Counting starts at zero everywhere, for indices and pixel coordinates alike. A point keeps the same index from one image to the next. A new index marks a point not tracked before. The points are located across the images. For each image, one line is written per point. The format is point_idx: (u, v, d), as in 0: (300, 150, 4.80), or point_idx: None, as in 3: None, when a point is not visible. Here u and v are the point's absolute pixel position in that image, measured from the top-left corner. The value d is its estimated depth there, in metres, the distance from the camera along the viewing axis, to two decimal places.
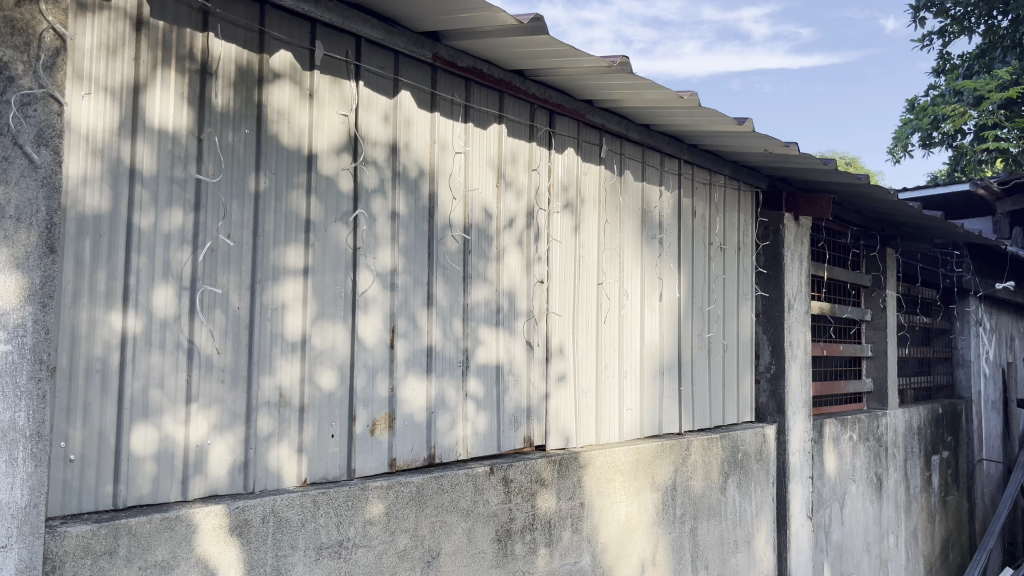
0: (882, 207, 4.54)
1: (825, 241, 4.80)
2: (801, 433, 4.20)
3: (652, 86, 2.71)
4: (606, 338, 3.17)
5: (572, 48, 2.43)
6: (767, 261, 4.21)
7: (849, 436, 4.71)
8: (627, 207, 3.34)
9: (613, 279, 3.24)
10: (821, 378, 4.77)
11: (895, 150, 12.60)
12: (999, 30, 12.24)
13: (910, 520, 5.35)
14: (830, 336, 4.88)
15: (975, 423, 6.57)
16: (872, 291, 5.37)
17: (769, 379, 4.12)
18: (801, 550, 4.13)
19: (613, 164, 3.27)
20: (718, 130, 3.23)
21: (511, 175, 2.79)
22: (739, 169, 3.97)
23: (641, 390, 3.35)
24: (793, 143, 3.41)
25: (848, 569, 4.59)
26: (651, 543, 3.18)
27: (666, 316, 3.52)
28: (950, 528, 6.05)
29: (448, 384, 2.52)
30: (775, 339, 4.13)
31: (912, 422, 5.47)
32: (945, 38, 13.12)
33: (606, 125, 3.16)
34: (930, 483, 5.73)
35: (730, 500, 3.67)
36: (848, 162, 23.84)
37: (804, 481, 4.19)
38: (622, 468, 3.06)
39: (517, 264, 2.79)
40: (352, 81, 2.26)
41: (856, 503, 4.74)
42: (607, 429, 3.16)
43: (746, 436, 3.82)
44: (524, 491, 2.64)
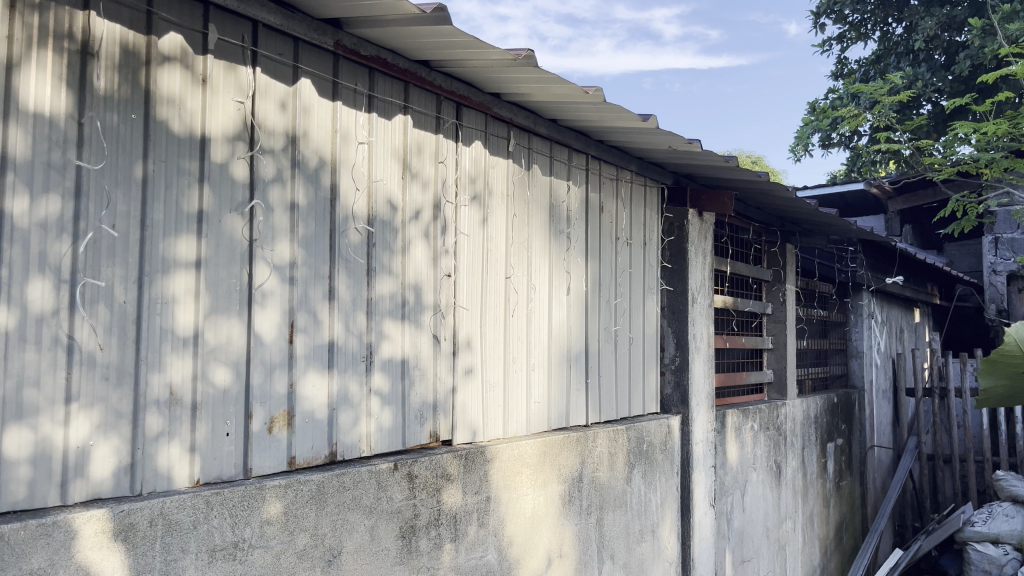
0: (782, 204, 4.70)
1: (728, 236, 4.94)
2: (704, 423, 4.31)
3: (558, 81, 2.72)
4: (514, 332, 3.18)
5: (477, 40, 2.40)
6: (672, 256, 4.31)
7: (750, 425, 4.86)
8: (536, 202, 3.35)
9: (521, 273, 3.24)
10: (724, 369, 4.90)
11: (797, 150, 13.12)
12: (893, 37, 12.96)
13: (806, 505, 5.57)
14: (731, 329, 5.02)
15: (868, 410, 6.89)
16: (772, 285, 5.55)
17: (674, 371, 4.22)
18: (704, 539, 4.24)
19: (521, 158, 3.27)
20: (622, 126, 3.28)
21: (417, 166, 2.74)
22: (646, 165, 4.04)
23: (549, 381, 3.37)
24: (696, 140, 3.48)
25: (748, 555, 4.74)
26: (558, 535, 3.20)
27: (574, 309, 3.55)
28: (844, 512, 6.33)
29: (351, 379, 2.47)
30: (679, 332, 4.22)
31: (809, 411, 5.69)
32: (844, 44, 13.78)
33: (514, 118, 3.16)
34: (826, 470, 5.98)
35: (635, 490, 3.73)
36: (755, 161, 24.76)
37: (706, 470, 4.30)
38: (528, 460, 3.07)
39: (423, 257, 2.75)
40: (248, 67, 2.19)
41: (756, 491, 4.89)
42: (514, 422, 3.16)
43: (651, 427, 3.90)
44: (429, 487, 2.61)
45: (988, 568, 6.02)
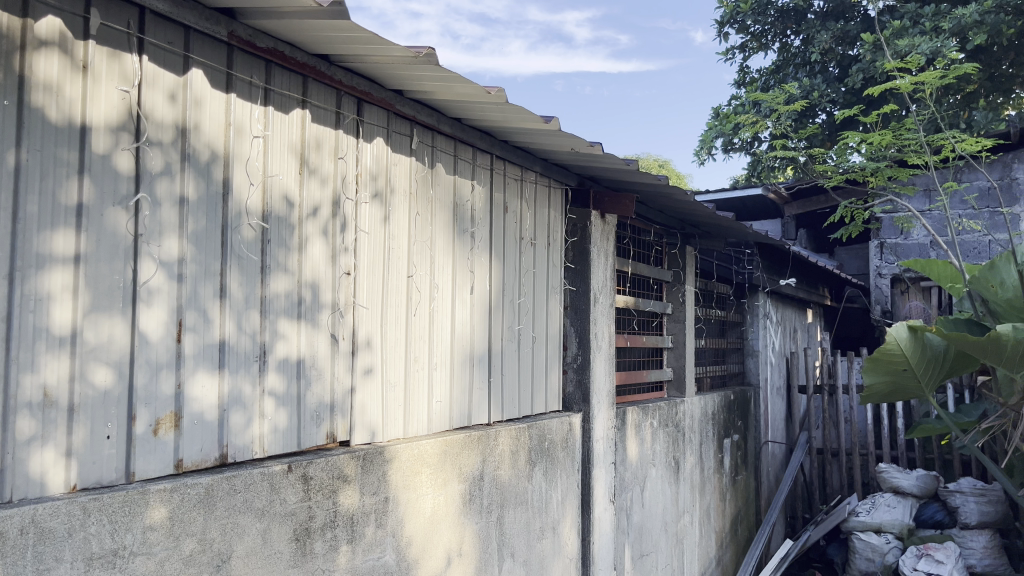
0: (681, 207, 4.83)
1: (629, 238, 5.04)
2: (604, 421, 4.39)
3: (460, 80, 2.71)
4: (415, 331, 3.16)
5: (377, 37, 2.38)
6: (575, 256, 4.37)
7: (650, 423, 4.98)
8: (439, 201, 3.33)
9: (423, 272, 3.22)
10: (625, 368, 5.00)
11: (701, 153, 13.52)
12: (792, 48, 13.54)
13: (703, 499, 5.74)
14: (632, 329, 5.15)
15: (762, 407, 7.17)
16: (672, 286, 5.71)
17: (576, 369, 4.28)
18: (604, 534, 4.31)
19: (424, 156, 3.25)
20: (525, 127, 3.30)
21: (315, 162, 2.69)
22: (550, 166, 4.08)
23: (451, 381, 3.37)
24: (598, 143, 3.54)
25: (646, 548, 4.85)
26: (458, 534, 3.20)
27: (477, 308, 3.56)
28: (739, 505, 6.56)
29: (243, 380, 2.40)
30: (582, 331, 4.29)
31: (707, 408, 5.87)
32: (745, 53, 14.27)
33: (417, 116, 3.14)
34: (722, 465, 6.18)
35: (536, 488, 3.77)
36: (661, 164, 25.42)
37: (607, 466, 4.39)
38: (428, 460, 3.05)
39: (321, 255, 2.70)
40: (134, 55, 2.10)
41: (655, 486, 5.01)
42: (415, 422, 3.14)
43: (552, 425, 3.95)
44: (325, 488, 2.57)
45: (871, 556, 6.32)
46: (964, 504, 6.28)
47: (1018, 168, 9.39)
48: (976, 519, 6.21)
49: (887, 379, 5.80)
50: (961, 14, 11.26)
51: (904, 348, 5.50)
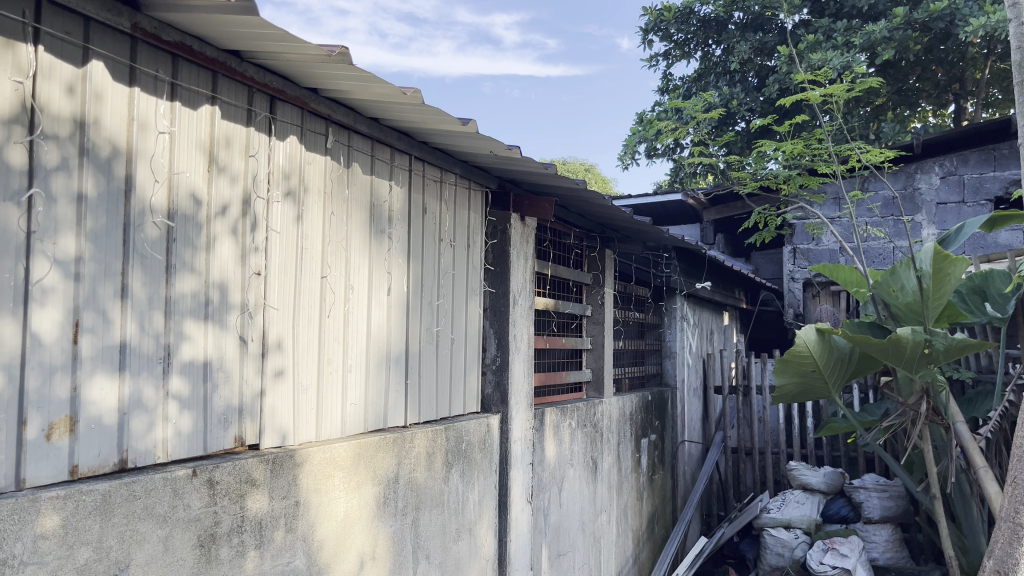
0: (600, 211, 4.90)
1: (549, 240, 5.09)
2: (522, 422, 4.42)
3: (375, 79, 2.69)
4: (329, 332, 3.12)
5: (288, 34, 2.34)
6: (495, 258, 4.39)
7: (568, 423, 5.03)
8: (355, 200, 3.30)
9: (338, 272, 3.19)
10: (544, 369, 5.05)
11: (625, 158, 13.77)
12: (713, 57, 13.92)
13: (620, 498, 5.84)
14: (551, 331, 5.22)
15: (679, 407, 7.34)
16: (592, 288, 5.79)
17: (494, 371, 4.30)
18: (520, 535, 4.34)
19: (340, 155, 3.21)
20: (443, 129, 3.31)
21: (224, 160, 2.63)
22: (470, 168, 4.09)
23: (366, 382, 3.34)
24: (516, 146, 3.57)
25: (563, 548, 4.91)
26: (372, 537, 3.18)
27: (394, 309, 3.54)
28: (656, 503, 6.70)
29: (146, 383, 2.33)
30: (500, 333, 4.31)
31: (624, 409, 5.98)
32: (669, 60, 14.59)
33: (332, 115, 3.11)
34: (639, 464, 6.29)
35: (452, 490, 3.77)
36: (587, 167, 25.75)
37: (524, 467, 4.42)
38: (341, 463, 3.02)
39: (230, 254, 2.65)
40: (29, 45, 2.02)
41: (572, 486, 5.07)
42: (328, 425, 3.10)
43: (469, 426, 3.95)
44: (232, 493, 2.51)
45: (781, 551, 6.52)
46: (867, 500, 6.55)
47: (920, 179, 9.89)
48: (878, 514, 6.47)
49: (796, 379, 6.00)
50: (871, 30, 11.78)
51: (812, 350, 5.71)
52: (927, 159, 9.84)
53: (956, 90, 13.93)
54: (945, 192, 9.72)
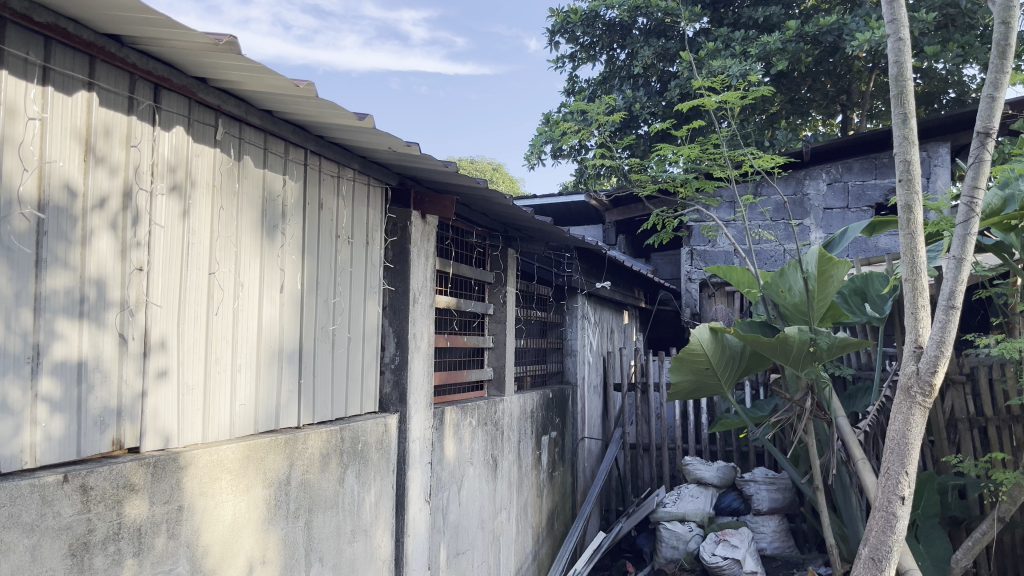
0: (502, 210, 4.92)
1: (451, 239, 5.08)
2: (421, 421, 4.40)
3: (266, 70, 2.61)
4: (216, 330, 3.02)
5: (172, 20, 2.24)
6: (394, 256, 4.35)
7: (468, 422, 5.03)
8: (246, 194, 3.20)
9: (227, 269, 3.08)
10: (444, 368, 5.03)
11: (531, 157, 13.89)
12: (617, 61, 14.23)
13: (520, 496, 5.88)
14: (452, 329, 5.20)
15: (580, 405, 7.46)
16: (494, 287, 5.81)
17: (393, 370, 4.25)
18: (418, 535, 4.31)
19: (230, 147, 3.11)
20: (340, 124, 3.25)
21: (102, 150, 2.51)
22: (368, 164, 4.03)
23: (256, 382, 3.24)
24: (416, 143, 3.54)
25: (462, 546, 4.90)
26: (261, 541, 3.09)
27: (287, 307, 3.45)
28: (556, 500, 6.78)
29: (12, 384, 2.19)
30: (400, 332, 4.27)
31: (525, 407, 6.03)
32: (575, 63, 14.81)
33: (223, 106, 3.00)
34: (540, 461, 6.36)
35: (348, 491, 3.70)
36: (495, 167, 25.86)
37: (422, 467, 4.38)
38: (228, 466, 2.93)
39: (108, 249, 2.52)
40: None
41: (472, 485, 5.07)
42: (215, 426, 3.00)
43: (366, 426, 3.90)
44: (108, 499, 2.40)
45: (675, 543, 6.68)
46: (757, 492, 6.85)
47: (808, 184, 10.34)
48: (767, 505, 6.78)
49: (690, 376, 6.18)
50: (766, 41, 12.28)
51: (706, 348, 5.90)
52: (815, 166, 10.31)
53: (843, 102, 14.69)
54: (831, 198, 10.21)
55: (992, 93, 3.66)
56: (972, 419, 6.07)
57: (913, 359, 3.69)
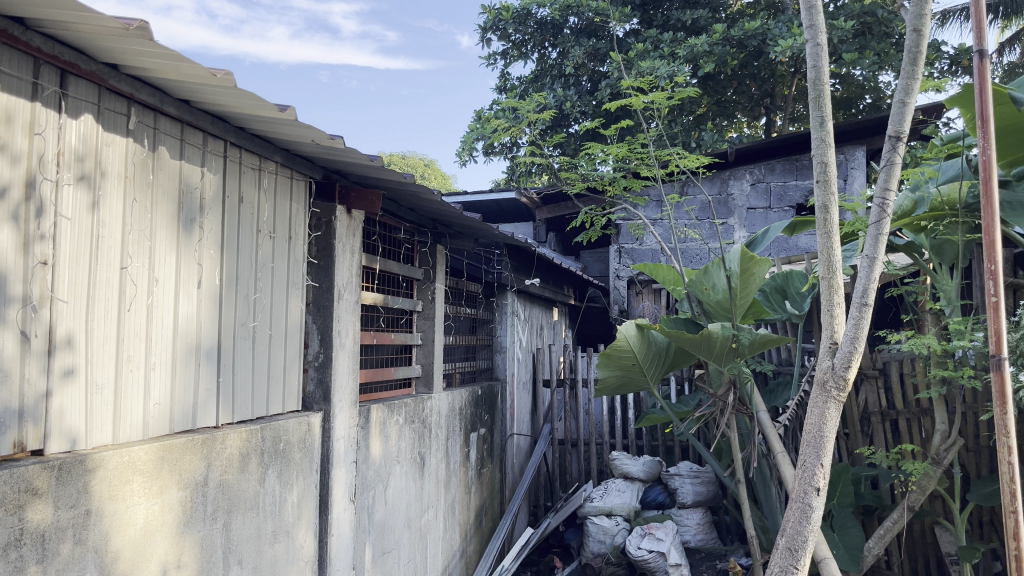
0: (430, 206, 4.88)
1: (378, 234, 5.01)
2: (346, 420, 4.33)
3: (181, 59, 2.52)
4: (128, 327, 2.91)
5: (78, 3, 2.14)
6: (318, 252, 4.27)
7: (395, 420, 4.99)
8: (161, 186, 3.09)
9: (140, 263, 2.97)
10: (371, 365, 4.97)
11: (462, 153, 13.87)
12: (549, 60, 14.31)
13: (448, 493, 5.86)
14: (380, 326, 5.13)
15: (509, 401, 7.48)
16: (422, 284, 5.76)
17: (317, 368, 4.17)
18: (342, 534, 4.24)
19: (144, 138, 3.00)
20: (261, 115, 3.16)
21: (3, 137, 2.38)
22: (292, 157, 3.94)
23: (171, 380, 3.14)
24: (340, 137, 3.48)
25: (388, 545, 4.85)
26: (176, 545, 2.99)
27: (205, 303, 3.35)
28: (484, 496, 6.78)
29: None
30: (324, 328, 4.20)
31: (454, 404, 6.01)
32: (506, 60, 14.81)
33: (136, 94, 2.89)
34: (468, 458, 6.33)
35: (268, 491, 3.62)
36: (427, 163, 25.70)
37: (347, 466, 4.32)
38: (141, 467, 2.82)
39: (9, 242, 2.39)
40: None
41: (398, 483, 5.02)
42: (127, 426, 2.89)
43: (288, 425, 3.82)
44: (8, 504, 2.27)
45: (602, 538, 6.76)
46: (682, 485, 7.02)
47: (733, 185, 10.59)
48: (691, 499, 6.95)
49: (617, 372, 6.26)
50: (694, 43, 12.52)
51: (632, 345, 5.98)
52: (739, 167, 10.57)
53: (767, 105, 15.12)
54: (754, 198, 10.49)
55: (903, 98, 3.80)
56: (884, 413, 6.32)
57: (828, 355, 3.81)
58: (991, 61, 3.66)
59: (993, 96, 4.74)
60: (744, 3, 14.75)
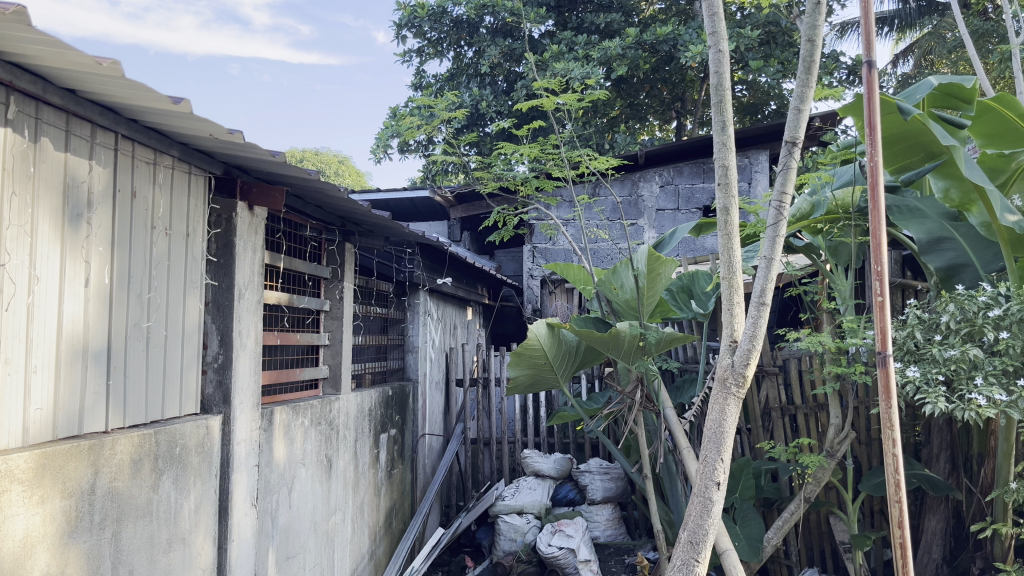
0: (336, 203, 4.80)
1: (283, 232, 4.90)
2: (248, 422, 4.21)
3: (63, 46, 2.40)
4: (6, 328, 2.74)
5: None
6: (218, 249, 4.14)
7: (300, 422, 4.89)
8: (44, 179, 2.93)
9: (20, 260, 2.81)
10: (275, 367, 4.85)
11: (377, 150, 13.71)
12: (465, 59, 14.28)
13: (357, 495, 5.78)
14: (284, 327, 5.01)
15: (421, 401, 7.43)
16: (330, 283, 5.67)
17: (216, 369, 4.05)
18: (243, 540, 4.13)
19: (25, 128, 2.83)
20: (154, 107, 3.04)
21: None
22: (189, 151, 3.80)
23: (55, 384, 2.98)
24: (239, 131, 3.37)
25: (292, 550, 4.75)
26: (60, 556, 2.84)
27: (94, 302, 3.20)
28: (394, 498, 6.71)
29: None
30: (224, 328, 4.08)
31: (363, 405, 5.93)
32: (422, 57, 14.71)
33: (16, 82, 2.72)
34: (378, 459, 6.26)
35: (163, 497, 3.49)
36: (341, 160, 25.27)
37: (248, 469, 4.20)
38: (20, 476, 2.67)
39: None
40: None
41: (303, 487, 4.92)
42: (5, 433, 2.72)
43: (185, 429, 3.69)
44: None
45: (513, 536, 6.80)
46: (592, 482, 7.12)
47: (643, 186, 10.81)
48: (601, 495, 7.07)
49: (528, 371, 6.29)
50: (608, 46, 12.72)
51: (543, 344, 6.02)
52: (649, 169, 10.79)
53: (678, 109, 15.49)
54: (663, 200, 10.73)
55: (798, 105, 3.93)
56: (783, 408, 6.56)
57: (728, 353, 3.93)
58: (878, 71, 3.83)
59: (881, 105, 4.97)
60: (656, 8, 15.06)
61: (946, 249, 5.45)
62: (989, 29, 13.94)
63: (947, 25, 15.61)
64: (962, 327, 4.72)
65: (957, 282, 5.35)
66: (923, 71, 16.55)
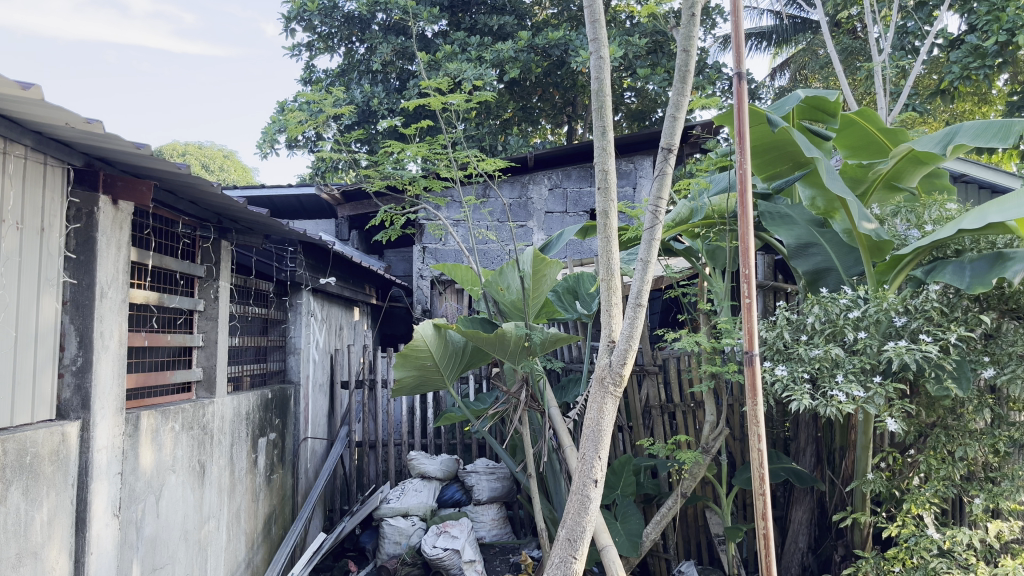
0: (210, 199, 4.62)
1: (152, 228, 4.68)
2: (110, 428, 4.00)
3: None
4: None
5: None
6: (78, 245, 3.91)
7: (170, 426, 4.68)
8: None
9: None
10: (142, 370, 4.62)
11: (264, 145, 13.32)
12: (356, 55, 14.05)
13: (232, 501, 5.58)
14: (152, 327, 4.78)
15: (303, 404, 7.24)
16: (204, 282, 5.46)
17: (74, 372, 3.82)
18: (104, 552, 3.92)
19: None
20: (3, 93, 2.84)
21: None
22: (45, 141, 3.57)
23: None
24: (99, 121, 3.20)
25: (159, 561, 4.54)
26: None
27: None
28: (273, 503, 6.52)
29: None
30: (83, 329, 3.87)
31: (240, 408, 5.73)
32: (312, 52, 14.39)
33: None
34: (256, 464, 6.06)
35: (11, 509, 3.26)
36: (227, 155, 24.37)
37: (110, 478, 3.99)
38: None
39: None
40: None
41: (173, 494, 4.71)
42: None
43: (37, 436, 3.46)
44: None
45: (397, 539, 6.72)
46: (478, 482, 7.14)
47: (532, 189, 10.93)
48: (487, 495, 7.10)
49: (414, 372, 6.23)
50: (500, 49, 12.79)
51: (429, 344, 5.97)
52: (538, 172, 10.92)
53: (569, 113, 15.74)
54: (552, 202, 10.88)
55: (674, 112, 4.04)
56: (663, 406, 6.76)
57: (606, 353, 4.02)
58: (748, 83, 4.00)
59: (752, 116, 5.20)
60: (549, 13, 15.26)
61: (812, 254, 5.78)
62: (858, 47, 14.85)
63: (820, 43, 16.52)
64: (826, 327, 4.97)
65: (821, 285, 5.69)
66: (798, 84, 17.45)
